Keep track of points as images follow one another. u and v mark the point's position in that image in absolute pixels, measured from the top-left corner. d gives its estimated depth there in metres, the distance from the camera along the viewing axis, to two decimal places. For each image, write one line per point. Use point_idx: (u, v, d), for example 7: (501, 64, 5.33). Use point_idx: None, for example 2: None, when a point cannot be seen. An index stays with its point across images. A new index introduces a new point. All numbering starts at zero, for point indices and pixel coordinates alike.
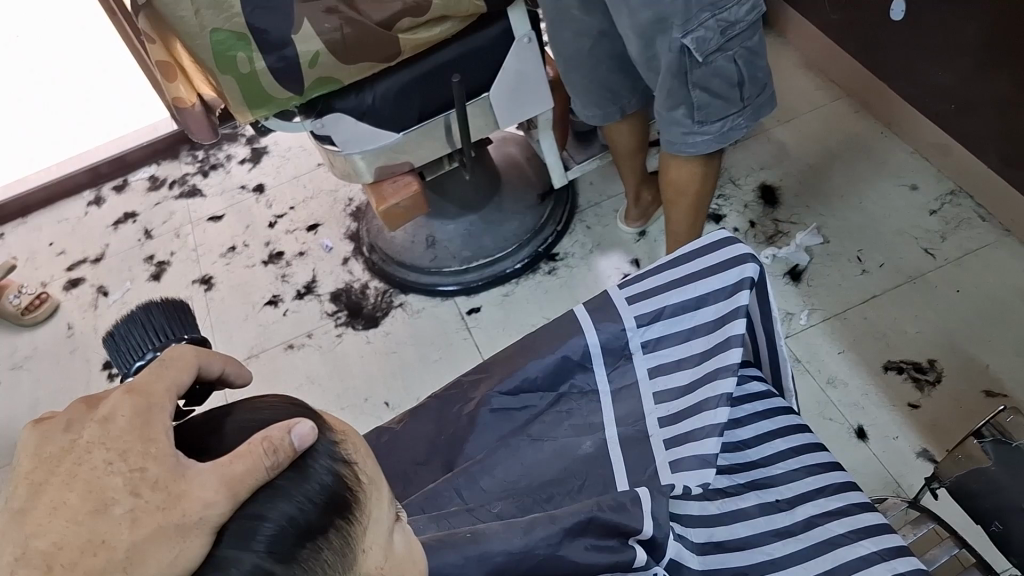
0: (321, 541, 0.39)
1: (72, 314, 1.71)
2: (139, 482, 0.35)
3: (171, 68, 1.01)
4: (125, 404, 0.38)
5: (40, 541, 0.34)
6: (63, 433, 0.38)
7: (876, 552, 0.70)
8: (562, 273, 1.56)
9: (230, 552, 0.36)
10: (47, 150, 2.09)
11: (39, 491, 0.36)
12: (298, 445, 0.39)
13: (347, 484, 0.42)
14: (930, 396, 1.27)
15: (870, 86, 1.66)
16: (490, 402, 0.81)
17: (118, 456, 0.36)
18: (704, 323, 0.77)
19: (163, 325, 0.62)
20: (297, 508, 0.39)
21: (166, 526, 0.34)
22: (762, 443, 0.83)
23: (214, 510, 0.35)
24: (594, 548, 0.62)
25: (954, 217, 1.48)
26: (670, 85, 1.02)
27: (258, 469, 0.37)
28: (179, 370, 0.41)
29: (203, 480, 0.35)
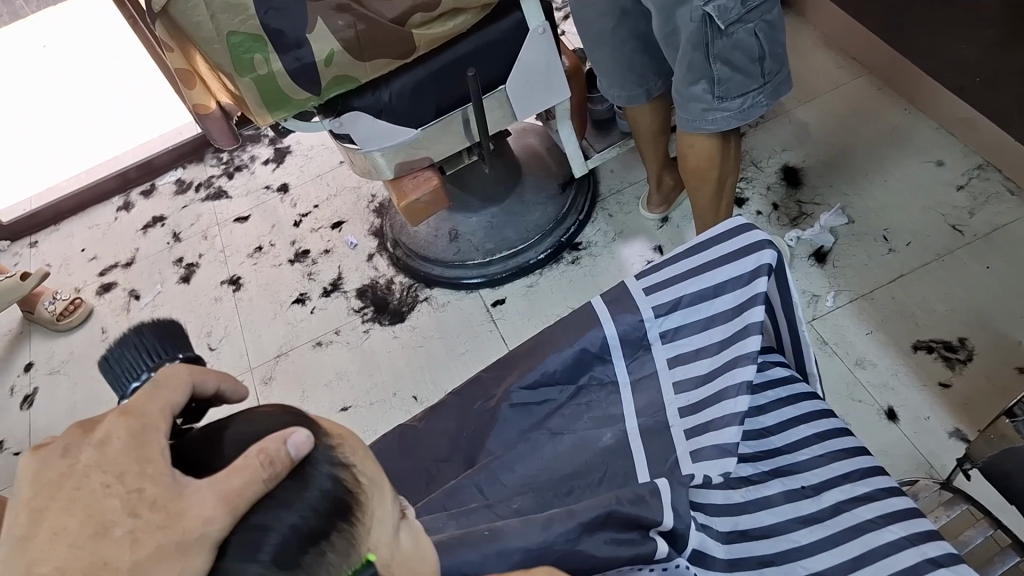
0: (326, 545, 0.40)
1: (105, 318, 1.74)
2: (137, 503, 0.36)
3: (190, 75, 1.02)
4: (120, 426, 0.39)
5: (43, 567, 0.36)
6: (60, 458, 0.39)
7: (905, 537, 0.69)
8: (585, 263, 1.56)
9: (234, 564, 0.37)
10: (77, 158, 2.12)
11: (39, 518, 0.37)
12: (295, 455, 0.39)
13: (348, 487, 0.42)
14: (961, 374, 1.25)
15: (893, 62, 1.64)
16: (510, 397, 0.81)
17: (115, 478, 0.37)
18: (722, 311, 0.76)
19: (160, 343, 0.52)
20: (299, 516, 0.39)
21: (166, 544, 0.35)
22: (787, 429, 0.83)
23: (213, 526, 0.36)
24: (613, 542, 0.62)
25: (982, 192, 1.46)
26: (692, 57, 1.00)
27: (254, 482, 0.37)
28: (172, 390, 0.42)
29: (200, 497, 0.36)
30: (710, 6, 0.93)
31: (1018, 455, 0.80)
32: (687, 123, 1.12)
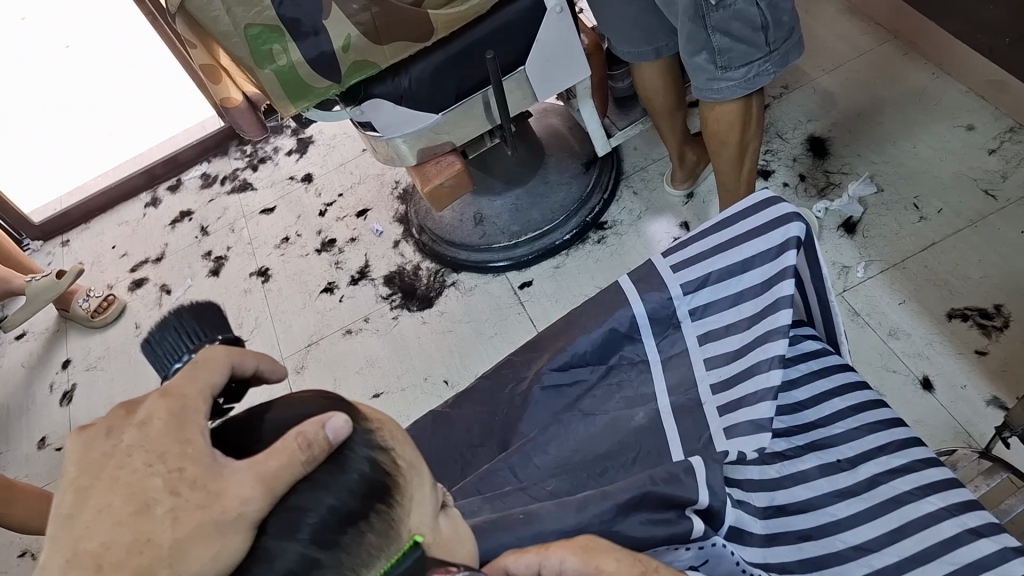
0: (363, 525, 0.39)
1: (139, 314, 1.77)
2: (178, 482, 0.36)
3: (216, 71, 1.02)
4: (160, 407, 0.39)
5: (89, 543, 0.35)
6: (103, 439, 0.39)
7: (942, 507, 0.70)
8: (610, 242, 1.55)
9: (274, 542, 0.37)
10: (104, 156, 2.14)
11: (84, 496, 0.37)
12: (333, 439, 0.39)
13: (384, 469, 0.41)
14: (998, 341, 1.24)
15: (920, 26, 1.61)
16: (541, 379, 0.81)
17: (157, 458, 0.36)
18: (751, 286, 0.75)
19: (200, 326, 0.51)
20: (337, 497, 0.39)
21: (207, 523, 0.35)
22: (821, 403, 0.82)
23: (251, 506, 0.36)
24: (649, 522, 0.62)
25: (1014, 154, 1.43)
26: (690, 28, 1.00)
27: (293, 463, 0.37)
28: (207, 374, 0.41)
29: (239, 478, 0.36)
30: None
31: None
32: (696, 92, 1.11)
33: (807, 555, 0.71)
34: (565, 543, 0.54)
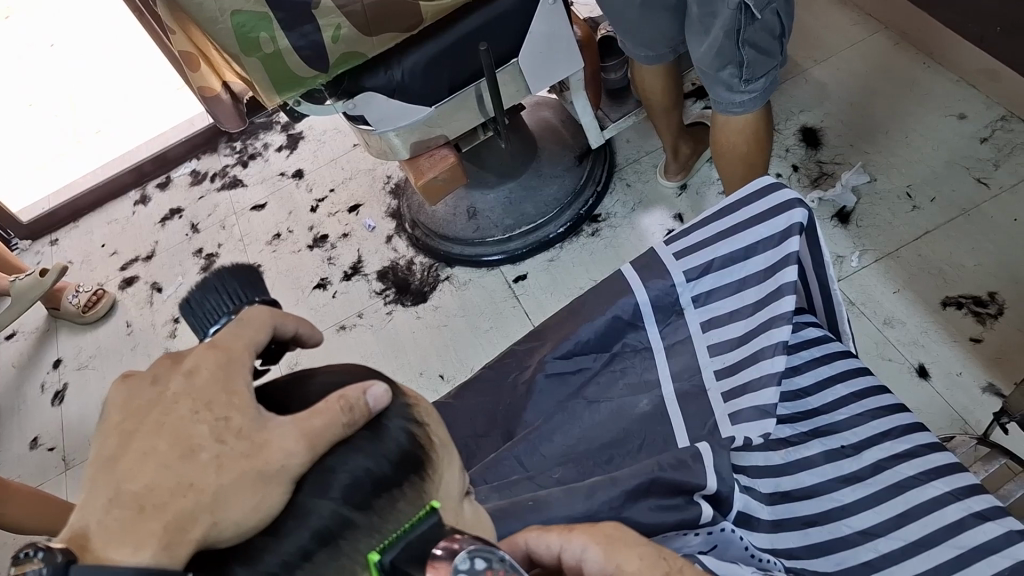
0: (397, 493, 0.36)
1: (129, 312, 1.75)
2: (224, 430, 0.33)
3: (195, 59, 1.03)
4: (208, 356, 0.36)
5: (131, 484, 0.32)
6: (148, 386, 0.36)
7: (948, 492, 0.70)
8: (605, 234, 1.55)
9: (308, 499, 0.34)
10: (91, 155, 2.12)
11: (128, 440, 0.34)
12: (374, 407, 0.36)
13: (420, 443, 0.38)
14: (992, 329, 1.24)
15: (913, 17, 1.61)
16: (545, 367, 0.81)
17: (203, 406, 0.34)
18: (754, 272, 0.75)
19: (247, 284, 0.41)
20: (371, 461, 0.36)
21: (250, 472, 0.32)
22: (824, 389, 0.81)
23: (296, 459, 0.33)
24: (659, 508, 0.62)
25: (1007, 143, 1.44)
26: (721, 45, 0.99)
27: (336, 424, 0.34)
28: (254, 330, 0.37)
29: (283, 432, 0.33)
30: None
31: None
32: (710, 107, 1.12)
33: (813, 541, 0.72)
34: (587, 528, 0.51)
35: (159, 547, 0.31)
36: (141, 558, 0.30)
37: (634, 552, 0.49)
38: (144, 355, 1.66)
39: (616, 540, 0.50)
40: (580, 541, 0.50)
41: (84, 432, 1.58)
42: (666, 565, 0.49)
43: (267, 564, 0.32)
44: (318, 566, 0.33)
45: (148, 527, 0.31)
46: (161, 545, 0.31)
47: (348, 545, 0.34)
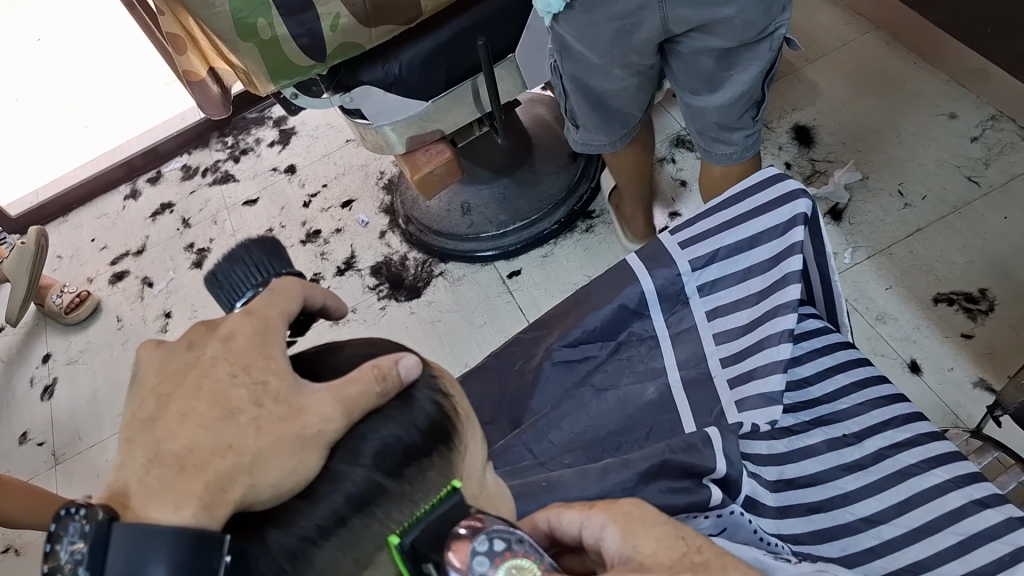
0: (425, 462, 0.37)
1: (120, 307, 1.74)
2: (262, 394, 0.34)
3: (181, 40, 1.07)
4: (244, 323, 0.36)
5: (172, 444, 0.33)
6: (184, 351, 0.36)
7: (949, 479, 0.71)
8: (599, 231, 1.57)
9: (340, 465, 0.35)
10: (80, 150, 2.10)
11: (165, 402, 0.34)
12: (405, 377, 0.37)
13: (447, 413, 0.39)
14: (983, 325, 1.26)
15: (904, 18, 1.63)
16: (552, 355, 0.81)
17: (241, 370, 0.34)
18: (758, 262, 0.76)
19: (274, 258, 0.42)
20: (402, 429, 0.37)
21: (288, 435, 0.33)
22: (825, 379, 0.83)
23: (332, 424, 0.34)
24: (669, 491, 0.63)
25: (997, 142, 1.46)
26: (753, 87, 0.97)
27: (369, 393, 0.35)
28: (288, 299, 0.38)
29: (319, 398, 0.34)
30: (785, 29, 0.91)
31: None
32: (725, 161, 1.09)
33: (816, 527, 0.73)
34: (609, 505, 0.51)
35: (199, 507, 0.31)
36: (183, 516, 0.31)
37: (652, 527, 0.49)
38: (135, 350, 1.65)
39: (635, 519, 0.49)
40: (599, 518, 0.50)
41: (75, 427, 1.57)
42: (684, 545, 0.48)
43: (301, 527, 0.33)
44: (350, 531, 0.34)
45: (189, 486, 0.32)
46: (201, 504, 0.31)
47: (379, 511, 0.35)
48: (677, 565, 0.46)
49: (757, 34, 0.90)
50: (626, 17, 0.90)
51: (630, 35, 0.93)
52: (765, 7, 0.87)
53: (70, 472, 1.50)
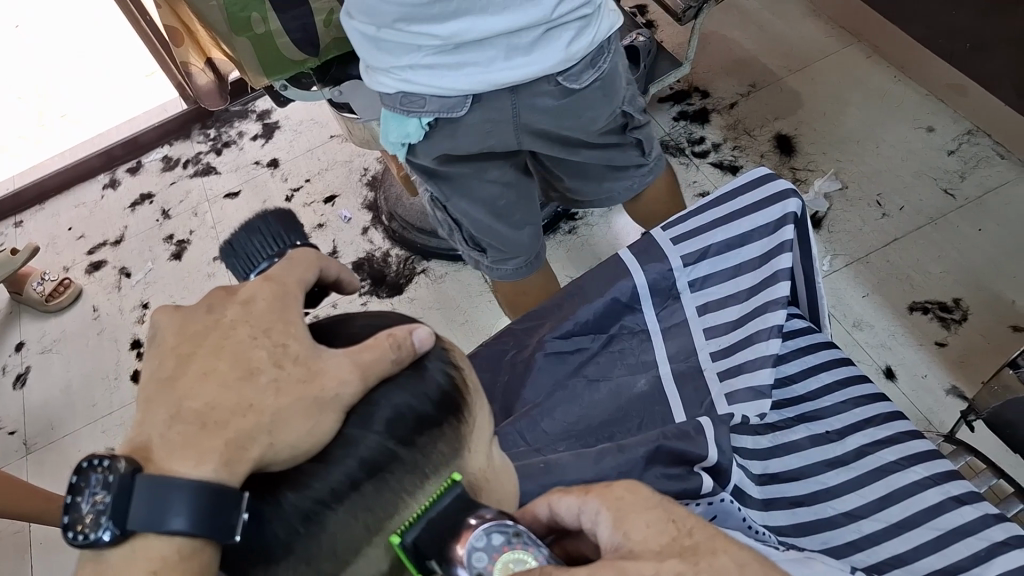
0: (436, 432, 0.40)
1: (97, 297, 1.72)
2: (282, 356, 0.38)
3: (180, 34, 1.08)
4: (263, 289, 0.40)
5: (193, 402, 0.37)
6: (204, 313, 0.40)
7: (927, 476, 0.74)
8: (582, 232, 1.55)
9: (354, 431, 0.38)
10: (59, 140, 2.07)
11: (186, 361, 0.38)
12: (419, 347, 0.40)
13: (457, 384, 0.42)
14: (957, 333, 1.29)
15: (885, 31, 1.65)
16: (545, 345, 0.83)
17: (262, 333, 0.38)
18: (748, 259, 0.80)
19: (289, 231, 0.45)
20: (414, 398, 0.40)
21: (306, 396, 0.37)
22: (808, 377, 0.85)
23: (347, 388, 0.37)
24: (665, 477, 0.68)
25: (972, 156, 1.49)
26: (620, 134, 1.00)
27: (384, 360, 0.38)
28: (303, 269, 0.42)
29: (337, 362, 0.38)
30: (626, 105, 0.96)
31: None
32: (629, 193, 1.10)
33: (800, 521, 0.75)
34: (603, 489, 0.51)
35: (219, 464, 0.36)
36: (203, 472, 0.36)
37: (645, 509, 0.50)
38: (111, 341, 1.64)
39: (628, 507, 0.50)
40: (593, 502, 0.51)
41: (48, 416, 1.55)
42: (674, 529, 0.48)
43: (315, 489, 0.37)
44: (365, 495, 0.38)
45: (209, 443, 0.36)
46: (221, 461, 0.36)
47: (393, 479, 0.38)
48: (669, 551, 0.47)
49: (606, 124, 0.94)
50: (486, 142, 0.90)
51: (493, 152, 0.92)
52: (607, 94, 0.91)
53: (43, 463, 1.49)
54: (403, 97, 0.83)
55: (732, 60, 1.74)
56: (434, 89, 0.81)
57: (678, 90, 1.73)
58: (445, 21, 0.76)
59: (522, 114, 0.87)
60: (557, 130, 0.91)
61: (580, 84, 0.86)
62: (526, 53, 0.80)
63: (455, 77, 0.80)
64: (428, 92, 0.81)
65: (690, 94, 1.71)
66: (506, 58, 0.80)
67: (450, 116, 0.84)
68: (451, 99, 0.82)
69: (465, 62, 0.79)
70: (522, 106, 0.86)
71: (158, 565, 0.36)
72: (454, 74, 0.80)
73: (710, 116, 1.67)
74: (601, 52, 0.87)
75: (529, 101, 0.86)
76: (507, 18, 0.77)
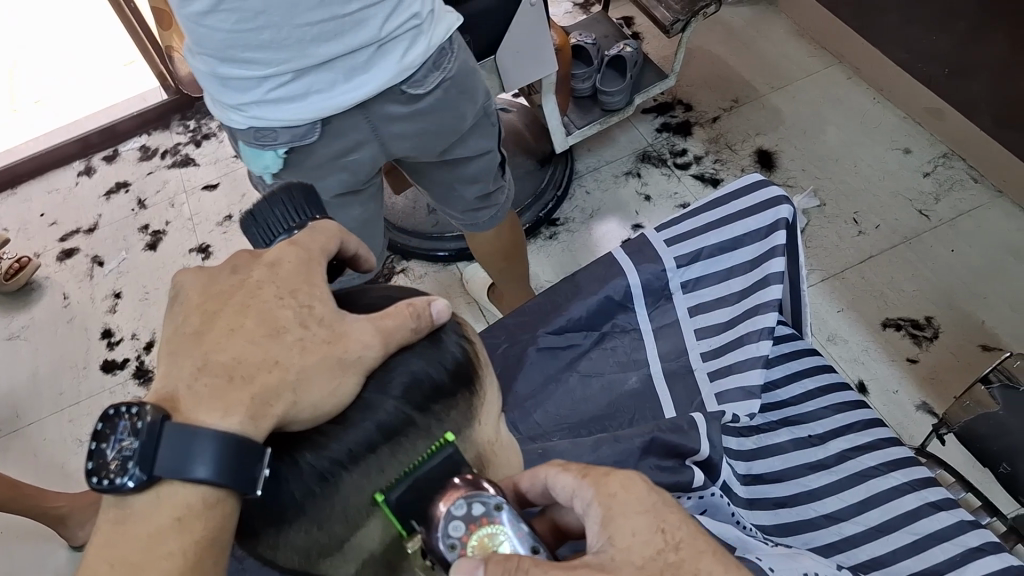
0: (451, 400, 0.43)
1: (67, 285, 1.67)
2: (307, 317, 0.43)
3: (167, 16, 1.07)
4: (290, 253, 0.45)
5: (220, 356, 0.42)
6: (230, 275, 0.45)
7: (906, 482, 0.76)
8: (563, 238, 1.55)
9: (373, 396, 0.42)
10: (24, 121, 1.97)
11: (211, 318, 0.43)
12: (437, 317, 0.45)
13: (471, 357, 0.46)
14: (928, 351, 1.32)
15: (864, 54, 1.68)
16: (537, 340, 0.84)
17: (288, 294, 0.44)
18: (740, 263, 0.83)
19: (308, 204, 0.51)
20: (431, 367, 0.44)
21: (331, 355, 0.42)
22: (791, 383, 0.86)
23: (369, 351, 0.42)
24: (658, 467, 0.72)
25: (947, 178, 1.52)
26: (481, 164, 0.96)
27: (405, 326, 0.43)
28: (326, 239, 0.47)
29: (362, 328, 0.42)
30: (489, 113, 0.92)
31: (992, 420, 0.85)
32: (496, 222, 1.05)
33: (782, 520, 0.76)
34: (600, 476, 0.48)
35: (246, 416, 0.40)
36: (230, 423, 0.40)
37: (637, 511, 0.46)
38: (82, 330, 1.59)
39: (619, 507, 0.47)
40: (588, 491, 0.48)
41: (13, 403, 1.50)
42: (661, 541, 0.45)
43: (333, 450, 0.40)
44: (380, 455, 0.41)
45: (236, 397, 0.41)
46: (248, 415, 0.40)
47: (407, 442, 0.42)
48: (649, 568, 0.44)
49: (474, 119, 0.89)
50: (344, 154, 0.84)
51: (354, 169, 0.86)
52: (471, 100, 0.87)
53: (6, 449, 1.44)
54: (255, 130, 0.78)
55: (715, 75, 1.76)
56: (282, 121, 0.77)
57: (661, 102, 1.74)
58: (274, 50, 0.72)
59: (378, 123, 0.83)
60: (417, 139, 0.87)
61: (426, 88, 0.82)
62: (366, 70, 0.77)
63: (301, 106, 0.77)
64: (275, 124, 0.77)
65: (673, 107, 1.72)
66: (347, 79, 0.77)
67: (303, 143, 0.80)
68: (299, 127, 0.78)
69: (309, 87, 0.76)
70: (375, 117, 0.82)
71: (183, 512, 0.40)
72: (300, 103, 0.77)
73: (692, 129, 1.68)
74: (444, 52, 0.82)
75: (379, 110, 0.82)
76: (340, 40, 0.74)
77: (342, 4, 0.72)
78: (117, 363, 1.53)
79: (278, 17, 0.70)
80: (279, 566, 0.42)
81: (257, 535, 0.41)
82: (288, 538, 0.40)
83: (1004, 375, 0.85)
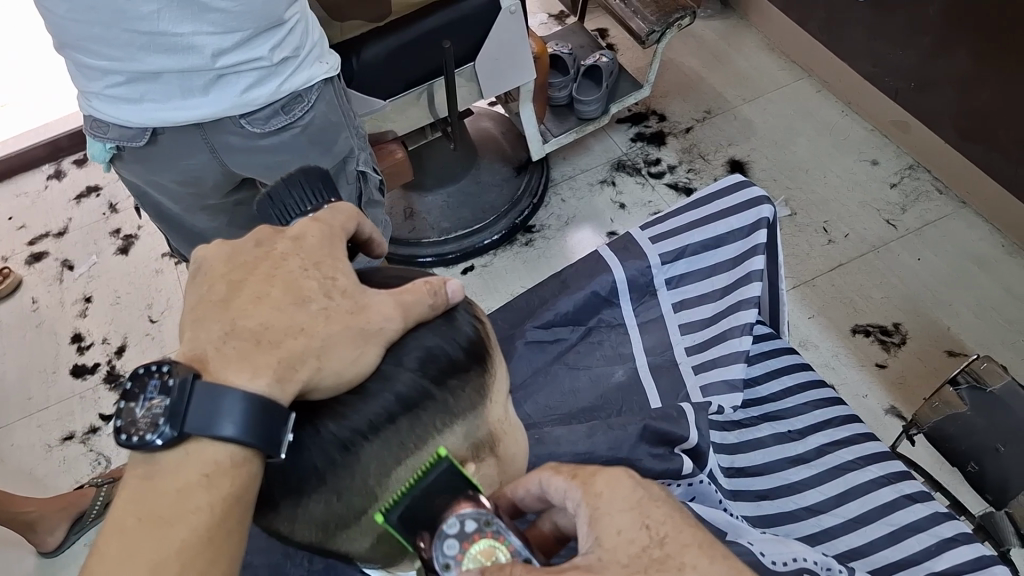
0: (464, 376, 0.46)
1: (36, 289, 1.63)
2: (331, 288, 0.44)
3: None
4: (313, 228, 0.47)
5: (247, 321, 0.43)
6: (253, 247, 0.46)
7: (882, 476, 0.78)
8: (538, 245, 1.56)
9: (390, 368, 0.44)
10: None
11: (237, 287, 0.44)
12: (452, 297, 0.47)
13: (482, 335, 0.49)
14: (896, 356, 1.35)
15: (833, 67, 1.71)
16: (525, 335, 0.87)
17: (313, 265, 0.45)
18: (724, 260, 0.85)
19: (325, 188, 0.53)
20: (446, 342, 0.46)
21: (355, 326, 0.43)
22: (772, 379, 0.88)
23: (389, 324, 0.44)
24: (652, 455, 0.74)
25: (913, 189, 1.56)
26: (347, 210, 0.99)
27: (424, 301, 0.46)
28: (345, 218, 0.50)
29: (383, 301, 0.44)
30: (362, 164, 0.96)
31: (961, 421, 0.87)
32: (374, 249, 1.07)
33: (764, 512, 0.78)
34: (591, 475, 0.49)
35: (272, 379, 0.41)
36: (257, 385, 0.41)
37: (623, 509, 0.47)
38: (51, 334, 1.56)
39: (606, 506, 0.47)
40: (577, 492, 0.48)
41: None
42: (647, 537, 0.46)
43: (352, 419, 0.43)
44: (399, 425, 0.44)
45: (265, 360, 0.42)
46: (274, 378, 0.41)
47: (425, 415, 0.44)
48: (634, 566, 0.44)
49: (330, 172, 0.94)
50: (193, 172, 0.91)
51: (197, 185, 0.94)
52: (324, 149, 0.91)
53: None
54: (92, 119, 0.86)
55: (689, 87, 1.79)
56: (114, 119, 0.83)
57: (635, 112, 1.76)
58: (117, 58, 0.77)
59: (214, 141, 0.87)
60: (259, 169, 0.91)
61: (267, 128, 0.86)
62: (201, 93, 0.81)
63: (134, 110, 0.82)
64: (110, 121, 0.83)
65: (647, 117, 1.75)
66: (183, 97, 0.81)
67: (135, 145, 0.86)
68: (129, 129, 0.84)
69: (143, 94, 0.81)
70: (213, 140, 0.87)
71: (211, 469, 0.42)
72: (134, 108, 0.82)
73: (666, 139, 1.71)
74: (296, 99, 0.86)
75: (218, 133, 0.86)
76: (172, 56, 0.77)
77: (173, 26, 0.75)
78: (87, 368, 1.50)
79: (106, 20, 0.73)
80: (295, 539, 0.47)
81: (277, 507, 0.45)
82: (307, 507, 0.44)
83: (972, 377, 0.87)
